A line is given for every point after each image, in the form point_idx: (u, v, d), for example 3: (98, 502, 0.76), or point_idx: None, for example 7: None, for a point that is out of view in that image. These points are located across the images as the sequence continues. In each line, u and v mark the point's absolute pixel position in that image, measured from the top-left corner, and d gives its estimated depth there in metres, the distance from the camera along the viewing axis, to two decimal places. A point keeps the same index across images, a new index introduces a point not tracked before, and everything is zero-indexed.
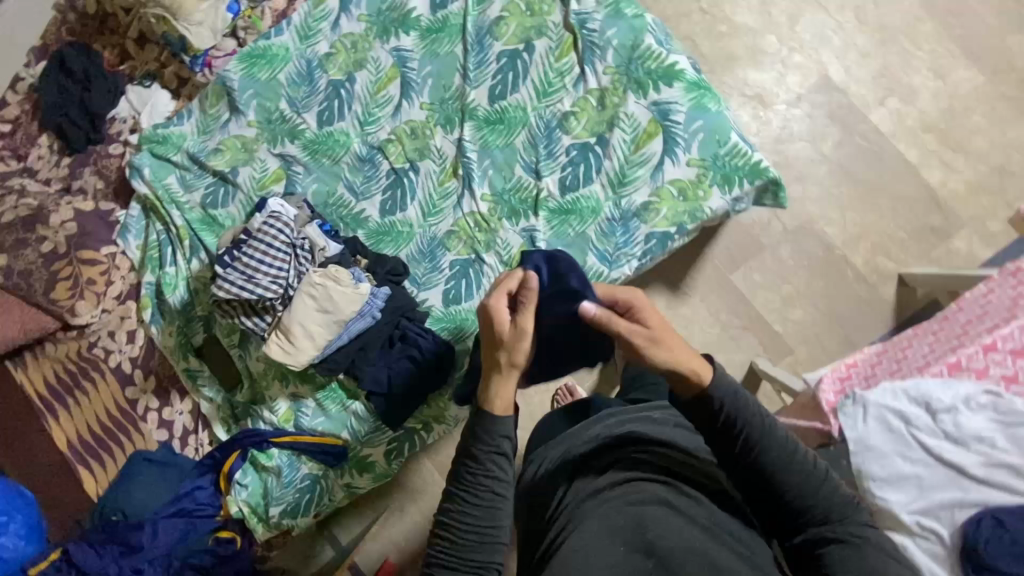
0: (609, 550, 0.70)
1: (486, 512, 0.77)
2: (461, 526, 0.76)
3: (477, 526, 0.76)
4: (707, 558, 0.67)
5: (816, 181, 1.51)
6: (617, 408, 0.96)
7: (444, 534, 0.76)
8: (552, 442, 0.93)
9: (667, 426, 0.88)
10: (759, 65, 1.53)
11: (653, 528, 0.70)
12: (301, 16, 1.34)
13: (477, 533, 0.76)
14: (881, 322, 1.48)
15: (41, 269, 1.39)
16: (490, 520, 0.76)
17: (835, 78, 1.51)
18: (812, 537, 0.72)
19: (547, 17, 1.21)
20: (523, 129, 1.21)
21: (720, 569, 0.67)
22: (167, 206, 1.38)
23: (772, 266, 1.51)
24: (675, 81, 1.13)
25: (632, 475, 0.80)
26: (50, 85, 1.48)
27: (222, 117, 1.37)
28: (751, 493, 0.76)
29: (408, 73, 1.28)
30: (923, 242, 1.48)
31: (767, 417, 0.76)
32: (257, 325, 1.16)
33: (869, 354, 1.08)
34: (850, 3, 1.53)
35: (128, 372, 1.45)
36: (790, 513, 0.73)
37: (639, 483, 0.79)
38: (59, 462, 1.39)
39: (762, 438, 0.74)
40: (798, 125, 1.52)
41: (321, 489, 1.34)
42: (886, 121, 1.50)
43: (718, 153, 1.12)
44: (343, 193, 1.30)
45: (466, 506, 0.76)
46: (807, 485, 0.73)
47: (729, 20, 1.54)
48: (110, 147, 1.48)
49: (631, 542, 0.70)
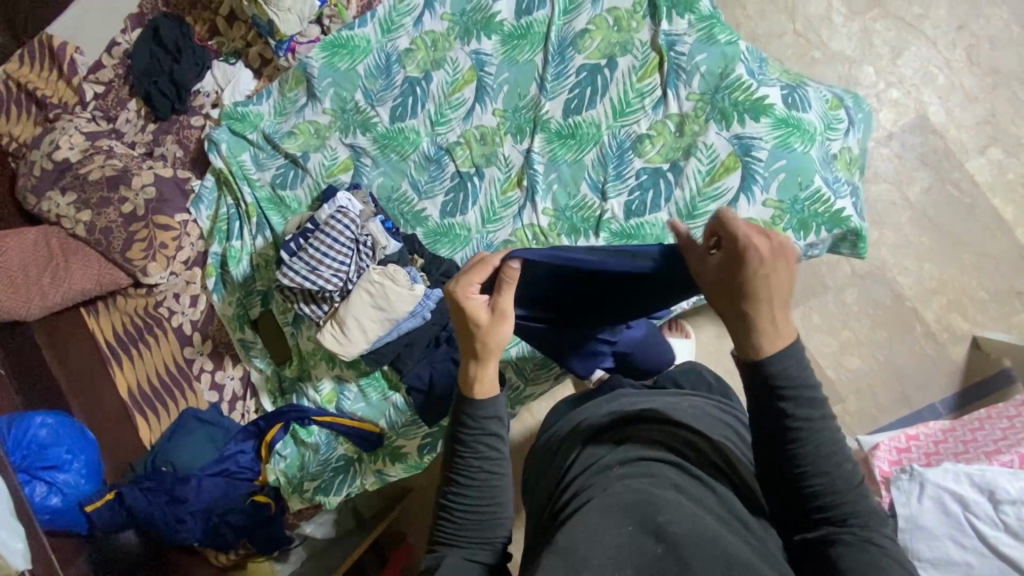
0: (613, 527, 0.61)
1: (489, 492, 0.75)
2: (459, 507, 0.75)
3: (476, 506, 0.74)
4: (723, 548, 0.57)
5: (894, 226, 1.42)
6: (637, 389, 0.94)
7: (444, 514, 0.75)
8: (569, 417, 0.91)
9: (686, 408, 0.83)
10: (850, 97, 1.44)
11: (665, 511, 0.61)
12: (386, 9, 1.35)
13: (476, 512, 0.74)
14: (945, 383, 1.40)
15: (121, 228, 1.47)
16: (493, 499, 0.74)
17: (933, 119, 1.41)
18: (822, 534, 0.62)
19: (635, 34, 1.19)
20: (594, 146, 1.20)
21: (735, 561, 0.56)
22: (239, 182, 1.43)
23: (835, 310, 1.44)
24: (761, 116, 1.10)
25: (643, 454, 0.72)
26: (143, 52, 1.55)
27: (300, 102, 1.40)
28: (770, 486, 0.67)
29: (484, 78, 1.28)
30: (1006, 306, 1.38)
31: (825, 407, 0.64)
32: (314, 312, 1.21)
33: (934, 430, 1.03)
34: (963, 40, 1.41)
35: (188, 334, 1.52)
36: (807, 509, 0.64)
37: (649, 463, 0.70)
38: (119, 406, 1.49)
39: (808, 430, 0.63)
40: (883, 165, 1.43)
41: (353, 472, 1.40)
42: (983, 172, 1.39)
43: (798, 196, 1.08)
44: (407, 190, 1.32)
45: (463, 487, 0.75)
46: (831, 483, 0.63)
47: (823, 46, 1.45)
48: (193, 119, 1.54)
49: (640, 522, 0.60)
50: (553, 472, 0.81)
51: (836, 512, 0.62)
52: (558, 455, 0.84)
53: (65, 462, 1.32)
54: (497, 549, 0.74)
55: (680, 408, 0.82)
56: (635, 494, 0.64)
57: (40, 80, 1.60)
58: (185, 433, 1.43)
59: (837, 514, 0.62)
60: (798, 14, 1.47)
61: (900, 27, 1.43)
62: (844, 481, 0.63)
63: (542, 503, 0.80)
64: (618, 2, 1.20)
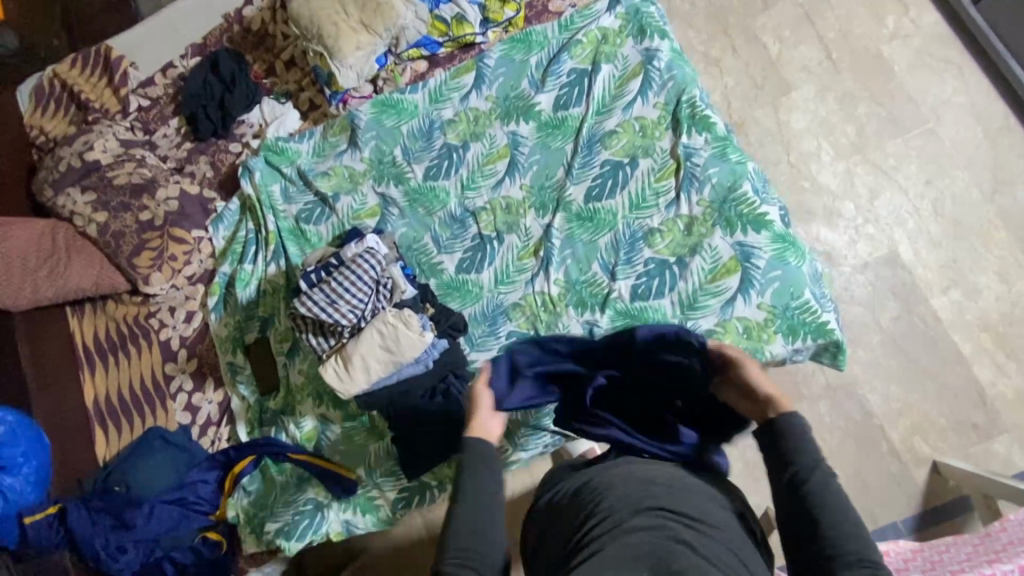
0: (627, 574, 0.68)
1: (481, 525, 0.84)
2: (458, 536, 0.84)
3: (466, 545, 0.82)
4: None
5: (866, 346, 1.54)
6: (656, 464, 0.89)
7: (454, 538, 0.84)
8: (576, 473, 0.91)
9: (685, 482, 0.83)
10: (833, 226, 1.62)
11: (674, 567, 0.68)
12: (437, 82, 1.49)
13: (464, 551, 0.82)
14: (907, 504, 1.45)
15: (134, 234, 1.47)
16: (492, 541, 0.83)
17: (903, 256, 1.59)
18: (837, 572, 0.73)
19: (657, 141, 1.34)
20: (609, 231, 1.31)
21: None
22: (265, 210, 1.48)
23: (809, 418, 1.51)
24: (762, 229, 1.24)
25: (651, 508, 0.77)
26: (197, 78, 1.63)
27: (340, 147, 1.50)
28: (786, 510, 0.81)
29: (518, 156, 1.40)
30: (963, 436, 1.48)
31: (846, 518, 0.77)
32: (319, 344, 1.25)
33: (904, 550, 1.15)
34: (929, 193, 1.62)
35: (173, 349, 1.47)
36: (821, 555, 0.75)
37: (654, 515, 0.76)
38: (81, 415, 1.42)
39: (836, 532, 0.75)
40: (858, 290, 1.58)
41: (320, 518, 1.31)
42: (946, 309, 1.55)
43: (789, 304, 1.20)
44: (428, 242, 1.39)
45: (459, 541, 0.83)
46: (826, 516, 0.77)
47: (812, 178, 1.65)
48: (231, 145, 1.61)
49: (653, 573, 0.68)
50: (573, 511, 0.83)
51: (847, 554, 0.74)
52: (571, 502, 0.85)
53: (14, 467, 1.26)
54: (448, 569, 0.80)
55: (681, 480, 0.84)
56: (650, 547, 0.72)
57: (87, 84, 1.66)
58: (148, 453, 1.36)
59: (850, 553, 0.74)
60: (792, 148, 1.68)
61: (878, 174, 1.64)
62: (837, 520, 0.76)
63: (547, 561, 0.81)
64: (646, 112, 1.36)
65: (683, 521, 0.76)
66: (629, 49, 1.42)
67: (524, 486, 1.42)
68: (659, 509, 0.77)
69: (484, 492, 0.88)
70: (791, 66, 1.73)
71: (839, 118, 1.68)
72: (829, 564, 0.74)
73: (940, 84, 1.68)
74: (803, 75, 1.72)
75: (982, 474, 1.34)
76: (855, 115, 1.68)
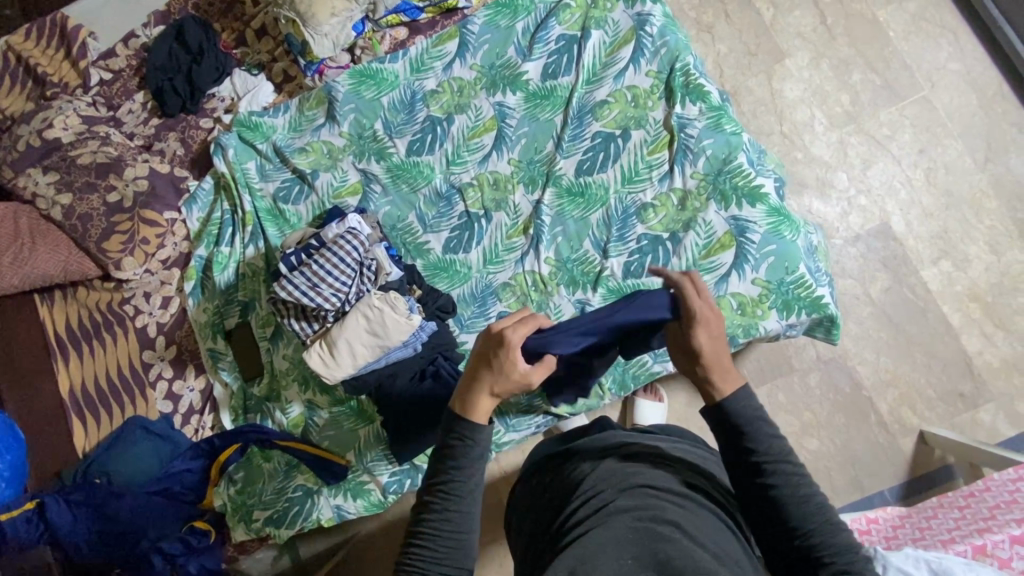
0: (613, 561, 0.65)
1: (452, 513, 0.75)
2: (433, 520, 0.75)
3: (455, 512, 0.75)
4: None
5: (856, 319, 1.54)
6: (631, 438, 0.87)
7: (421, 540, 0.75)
8: (556, 457, 0.89)
9: (672, 457, 0.82)
10: (826, 197, 1.59)
11: (666, 550, 0.65)
12: (418, 50, 1.41)
13: (449, 532, 0.75)
14: (895, 473, 1.47)
15: (102, 217, 1.39)
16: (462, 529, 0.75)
17: (895, 227, 1.57)
18: (806, 548, 0.69)
19: (649, 112, 1.29)
20: (601, 207, 1.27)
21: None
22: (240, 189, 1.41)
23: (799, 391, 1.52)
24: (757, 202, 1.20)
25: (638, 489, 0.75)
26: (162, 48, 1.53)
27: (317, 122, 1.42)
28: (750, 504, 0.74)
29: (505, 128, 1.35)
30: (950, 406, 1.49)
31: (801, 476, 0.72)
32: (303, 329, 1.22)
33: (892, 515, 1.14)
34: (922, 163, 1.60)
35: (151, 336, 1.42)
36: (785, 533, 0.70)
37: (641, 494, 0.74)
38: (55, 407, 1.35)
39: (793, 491, 0.71)
40: (849, 262, 1.56)
41: (310, 505, 1.29)
42: (936, 280, 1.54)
43: (784, 279, 1.17)
44: (413, 221, 1.34)
45: (437, 515, 0.75)
46: (793, 510, 0.70)
47: (806, 149, 1.62)
48: (202, 121, 1.53)
49: (641, 559, 0.65)
50: (558, 498, 0.81)
51: (821, 552, 0.68)
52: (552, 491, 0.83)
53: None
54: (444, 540, 0.74)
55: (664, 457, 0.82)
56: (636, 529, 0.69)
57: (43, 56, 1.54)
58: (128, 443, 1.31)
59: (817, 542, 0.68)
60: (786, 118, 1.63)
61: (870, 143, 1.61)
62: (806, 498, 0.70)
63: (533, 550, 0.79)
64: (638, 81, 1.31)
65: (669, 498, 0.74)
66: (620, 14, 1.35)
67: (515, 468, 1.44)
68: (645, 488, 0.75)
69: (469, 492, 0.76)
70: (785, 33, 1.67)
71: (834, 86, 1.64)
72: (798, 547, 0.69)
73: (936, 49, 1.64)
74: (798, 42, 1.67)
75: (970, 442, 1.35)
76: (849, 83, 1.64)
